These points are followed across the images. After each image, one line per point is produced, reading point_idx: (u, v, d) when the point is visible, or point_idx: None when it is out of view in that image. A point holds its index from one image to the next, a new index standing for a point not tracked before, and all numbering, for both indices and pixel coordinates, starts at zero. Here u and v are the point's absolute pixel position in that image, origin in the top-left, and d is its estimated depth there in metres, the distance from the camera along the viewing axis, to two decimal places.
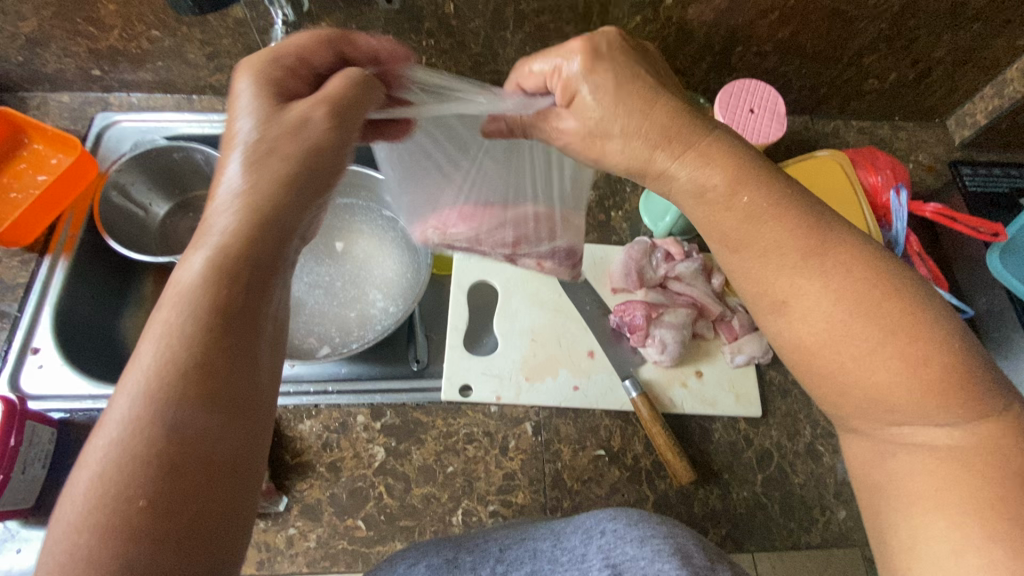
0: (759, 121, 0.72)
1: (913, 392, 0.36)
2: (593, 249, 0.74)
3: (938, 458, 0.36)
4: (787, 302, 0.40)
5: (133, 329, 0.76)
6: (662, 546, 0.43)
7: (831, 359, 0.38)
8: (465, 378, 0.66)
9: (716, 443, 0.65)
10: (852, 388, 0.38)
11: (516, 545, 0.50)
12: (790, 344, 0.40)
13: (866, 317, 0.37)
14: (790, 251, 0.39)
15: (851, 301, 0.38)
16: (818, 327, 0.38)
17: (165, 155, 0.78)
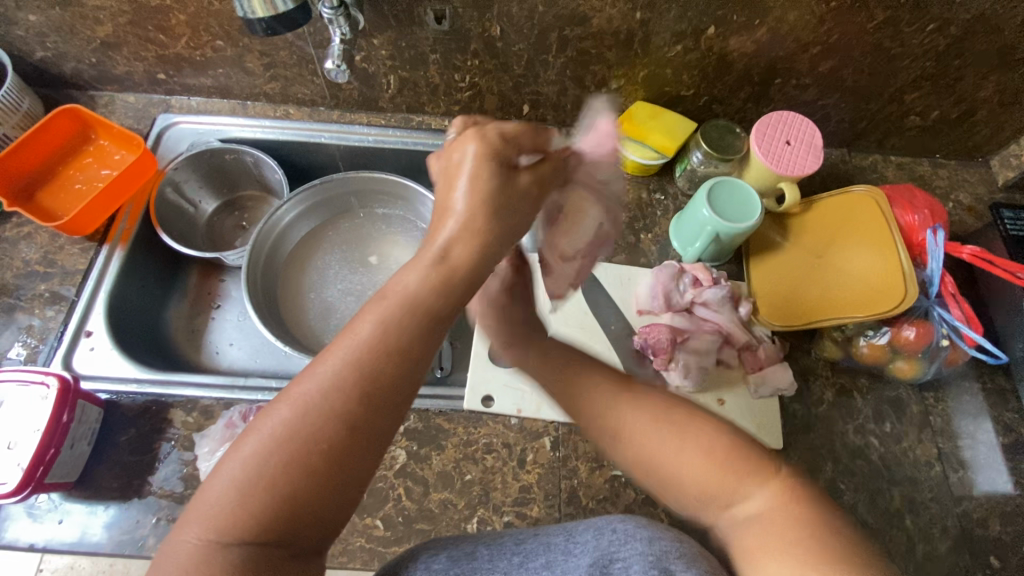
0: (795, 154, 0.73)
1: (758, 530, 0.41)
2: (621, 269, 0.75)
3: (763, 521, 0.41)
4: (618, 432, 0.50)
5: (176, 320, 0.80)
6: (669, 547, 0.43)
7: (661, 465, 0.47)
8: (488, 388, 0.68)
9: None
10: (690, 492, 0.45)
11: (529, 539, 0.50)
12: (633, 464, 0.49)
13: (702, 443, 0.46)
14: (598, 391, 0.53)
15: (655, 420, 0.48)
16: (642, 447, 0.48)
17: (218, 157, 0.82)
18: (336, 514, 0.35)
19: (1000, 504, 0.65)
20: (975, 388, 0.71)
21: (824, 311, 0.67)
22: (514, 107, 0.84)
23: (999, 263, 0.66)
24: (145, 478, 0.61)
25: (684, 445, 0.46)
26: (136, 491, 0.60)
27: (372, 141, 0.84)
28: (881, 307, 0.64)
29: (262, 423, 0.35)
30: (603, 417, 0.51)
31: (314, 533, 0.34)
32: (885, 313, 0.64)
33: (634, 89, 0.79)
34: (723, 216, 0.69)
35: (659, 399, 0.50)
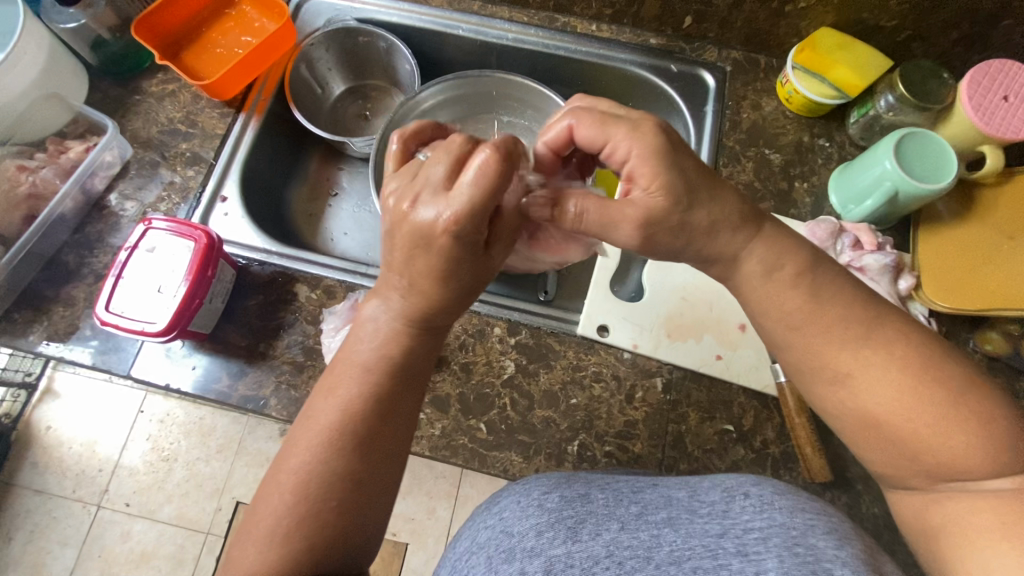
0: (1011, 112, 0.61)
1: (994, 517, 0.38)
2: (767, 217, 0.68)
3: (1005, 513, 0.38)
4: (849, 375, 0.44)
5: (298, 200, 0.81)
6: (815, 522, 0.41)
7: (899, 430, 0.42)
8: (606, 318, 0.65)
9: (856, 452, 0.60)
10: (919, 464, 0.42)
11: (648, 490, 0.49)
12: (850, 414, 0.45)
13: (961, 425, 0.40)
14: (843, 334, 0.44)
15: (897, 397, 0.42)
16: (865, 401, 0.43)
17: (354, 37, 0.79)
18: (395, 461, 0.45)
19: None
20: None
21: (1007, 299, 0.60)
22: (674, 19, 0.75)
23: None
24: (269, 343, 0.63)
25: (929, 422, 0.41)
26: (261, 354, 0.63)
27: (511, 40, 0.79)
28: None
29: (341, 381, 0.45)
30: (837, 360, 0.44)
31: (375, 493, 0.43)
32: None
33: (823, 12, 0.68)
34: (910, 172, 0.60)
35: (909, 356, 0.43)
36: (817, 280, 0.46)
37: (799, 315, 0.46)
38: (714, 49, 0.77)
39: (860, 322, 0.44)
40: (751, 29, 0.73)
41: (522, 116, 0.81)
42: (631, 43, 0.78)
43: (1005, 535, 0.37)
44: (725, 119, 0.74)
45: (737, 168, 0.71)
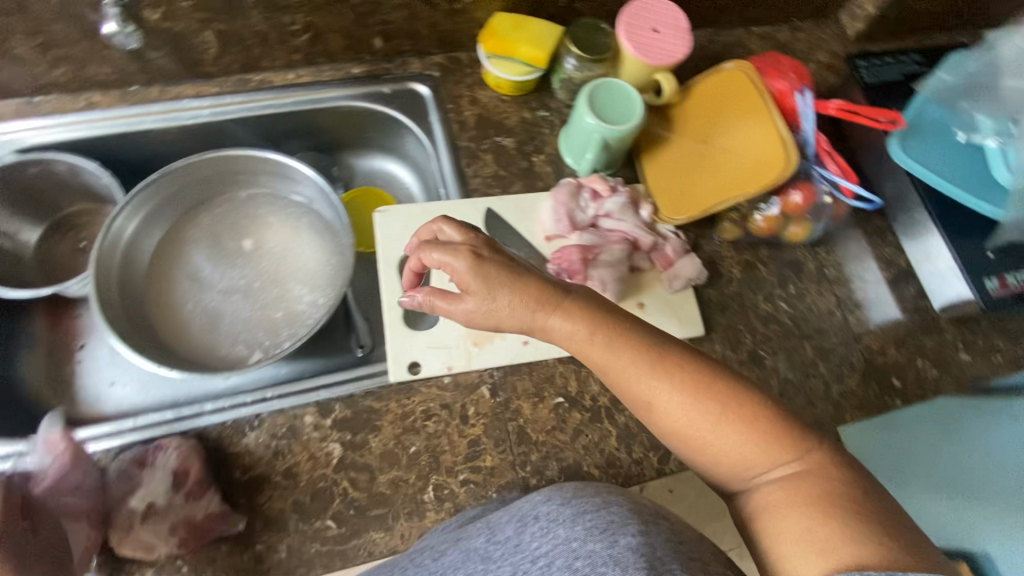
0: (664, 40, 0.70)
1: (782, 495, 0.45)
2: (519, 198, 0.71)
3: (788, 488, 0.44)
4: (652, 404, 0.49)
5: (34, 374, 0.68)
6: (595, 522, 0.42)
7: (700, 437, 0.48)
8: (413, 355, 0.63)
9: None
10: (719, 462, 0.48)
11: (451, 550, 0.49)
12: (662, 428, 0.50)
13: (748, 422, 0.47)
14: (640, 366, 0.49)
15: (690, 408, 0.48)
16: (669, 414, 0.49)
17: (19, 173, 0.67)
18: None
19: (892, 330, 0.73)
20: (858, 235, 0.77)
21: (716, 195, 0.68)
22: (364, 45, 0.75)
23: (863, 111, 0.67)
24: None
25: (718, 427, 0.47)
26: None
27: (209, 115, 0.73)
28: (765, 179, 0.65)
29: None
30: (636, 386, 0.49)
31: None
32: (772, 184, 0.65)
33: (489, 0, 0.72)
34: (607, 120, 0.67)
35: (691, 375, 0.49)
36: (605, 327, 0.50)
37: (598, 357, 0.50)
38: (417, 59, 0.79)
39: (652, 351, 0.49)
40: (438, 32, 0.76)
41: (259, 186, 0.76)
42: (335, 79, 0.77)
43: (793, 505, 0.44)
44: (452, 122, 0.76)
45: (479, 163, 0.74)
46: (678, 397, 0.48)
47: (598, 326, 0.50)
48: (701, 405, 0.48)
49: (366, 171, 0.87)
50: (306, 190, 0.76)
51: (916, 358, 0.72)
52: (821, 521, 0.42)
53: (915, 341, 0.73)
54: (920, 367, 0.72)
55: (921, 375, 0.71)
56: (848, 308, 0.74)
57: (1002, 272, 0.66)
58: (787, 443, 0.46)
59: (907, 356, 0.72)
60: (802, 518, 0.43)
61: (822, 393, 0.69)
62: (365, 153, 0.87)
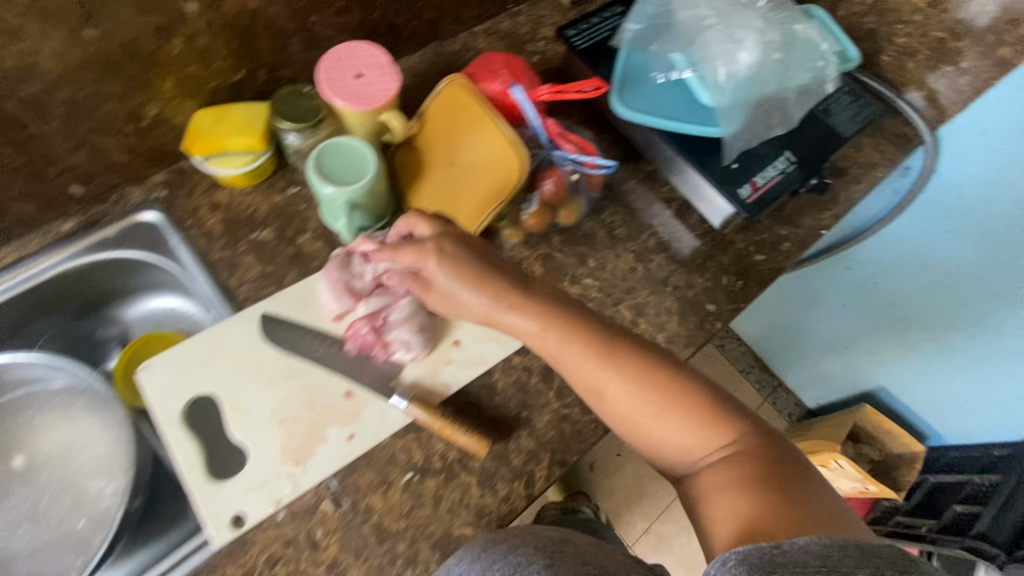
0: (371, 82, 0.68)
1: (720, 475, 0.54)
2: (294, 289, 0.66)
3: (722, 470, 0.54)
4: (602, 391, 0.57)
5: None
6: None
7: (649, 423, 0.57)
8: (233, 507, 0.57)
9: (504, 393, 0.66)
10: (668, 449, 0.58)
11: None
12: (615, 414, 0.58)
13: (694, 406, 0.57)
14: (584, 375, 0.58)
15: (638, 397, 0.57)
16: (615, 405, 0.58)
17: None
18: None
19: (691, 261, 0.78)
20: (630, 187, 0.81)
21: (479, 213, 0.68)
22: (62, 198, 0.67)
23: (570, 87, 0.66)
24: None
25: (663, 417, 0.57)
26: None
27: None
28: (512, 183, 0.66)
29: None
30: (597, 382, 0.58)
31: None
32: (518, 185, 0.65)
33: (179, 104, 0.67)
34: (344, 182, 0.64)
35: (645, 372, 0.57)
36: (555, 326, 0.58)
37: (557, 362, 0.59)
38: (136, 187, 0.71)
39: (622, 356, 0.57)
40: (143, 153, 0.69)
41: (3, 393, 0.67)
42: (45, 245, 0.68)
43: (728, 483, 0.53)
44: (198, 238, 0.70)
45: (242, 269, 0.69)
46: (626, 393, 0.57)
47: (552, 320, 0.57)
48: (641, 406, 0.57)
49: (140, 317, 0.78)
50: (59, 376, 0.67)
51: (721, 277, 0.77)
52: (746, 493, 0.51)
53: (714, 262, 0.78)
54: (727, 283, 0.76)
55: (729, 290, 0.76)
56: (647, 258, 0.77)
57: (750, 177, 0.71)
58: (727, 430, 0.56)
59: (712, 279, 0.77)
60: (733, 496, 0.51)
61: None
62: (130, 301, 0.77)
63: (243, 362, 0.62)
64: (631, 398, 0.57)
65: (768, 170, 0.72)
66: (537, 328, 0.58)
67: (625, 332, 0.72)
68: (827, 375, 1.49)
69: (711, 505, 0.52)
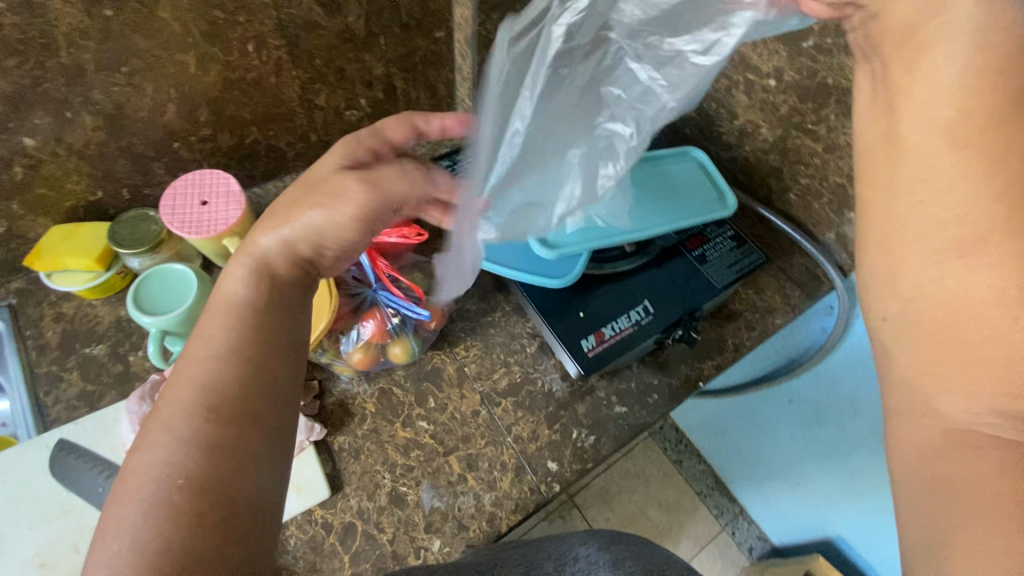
0: (214, 211, 0.69)
1: (1002, 478, 0.33)
2: (100, 417, 0.65)
3: (990, 492, 0.33)
4: (921, 284, 0.38)
5: None
6: None
7: (951, 356, 0.37)
8: None
9: (294, 551, 0.60)
10: (967, 385, 0.36)
11: None
12: (908, 315, 0.39)
13: (1011, 346, 0.34)
14: (960, 229, 0.36)
15: (1000, 285, 0.34)
16: (950, 292, 0.37)
17: None
18: None
19: (543, 408, 0.71)
20: (494, 320, 0.78)
21: None
22: None
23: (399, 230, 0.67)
24: None
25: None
26: None
27: None
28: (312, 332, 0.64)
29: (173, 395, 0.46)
30: (950, 253, 0.36)
31: None
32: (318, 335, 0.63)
33: (31, 220, 0.70)
34: (157, 311, 0.64)
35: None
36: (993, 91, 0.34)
37: (898, 210, 0.39)
38: None
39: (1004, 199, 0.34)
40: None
41: None
42: None
43: (995, 515, 0.32)
44: (31, 348, 0.70)
45: (61, 386, 0.68)
46: (967, 282, 0.36)
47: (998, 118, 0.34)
48: (979, 308, 0.35)
49: None
50: None
51: (573, 430, 0.70)
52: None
53: (569, 411, 0.71)
54: (577, 438, 0.69)
55: (579, 447, 0.69)
56: (494, 402, 0.72)
57: (598, 327, 0.67)
58: None
59: (562, 432, 0.70)
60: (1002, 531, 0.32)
61: (474, 508, 0.64)
62: None
63: (26, 494, 0.61)
64: (977, 274, 0.35)
65: (618, 322, 0.68)
66: (940, 103, 0.36)
67: (449, 487, 0.65)
68: (785, 512, 1.36)
69: (964, 538, 0.33)
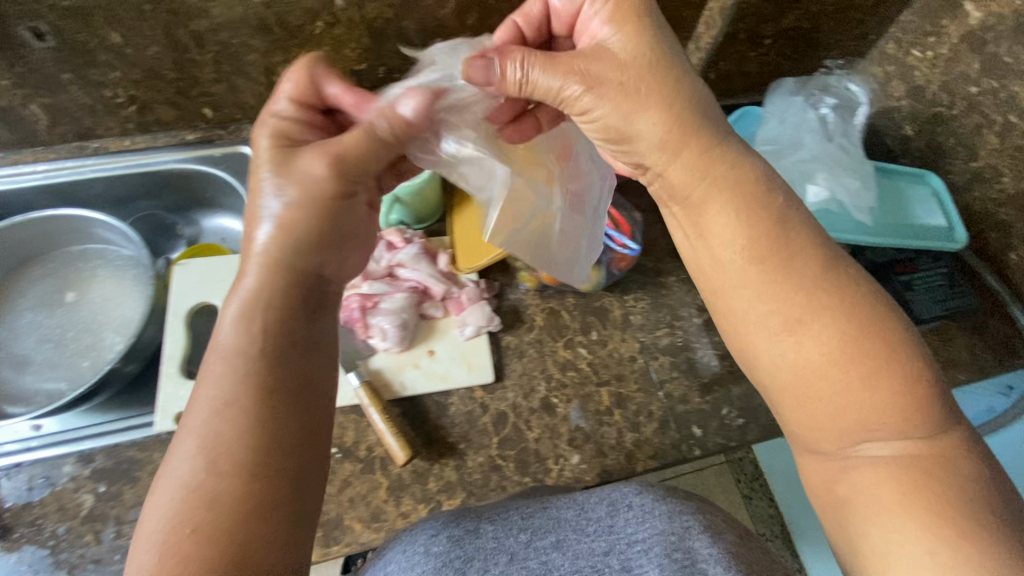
0: None
1: (893, 484, 0.43)
2: None
3: (903, 500, 0.42)
4: (798, 323, 0.45)
5: None
6: (688, 521, 0.52)
7: (824, 389, 0.45)
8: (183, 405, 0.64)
9: (452, 416, 0.67)
10: (838, 421, 0.45)
11: (538, 514, 0.56)
12: (784, 370, 0.46)
13: (860, 397, 0.44)
14: (782, 307, 0.46)
15: (830, 354, 0.44)
16: (798, 365, 0.46)
17: None
18: None
19: (698, 377, 0.72)
20: (669, 282, 0.79)
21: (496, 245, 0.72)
22: (194, 114, 0.81)
23: None
24: None
25: (874, 387, 0.44)
26: None
27: (43, 178, 0.79)
28: None
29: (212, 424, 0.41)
30: (785, 312, 0.46)
31: None
32: None
33: None
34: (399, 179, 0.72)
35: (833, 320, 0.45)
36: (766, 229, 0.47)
37: (701, 220, 0.49)
38: (251, 125, 0.85)
39: (765, 272, 0.46)
40: (266, 102, 0.82)
41: (88, 242, 0.80)
42: (169, 144, 0.83)
43: (902, 515, 0.41)
44: None
45: None
46: (819, 358, 0.45)
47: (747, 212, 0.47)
48: (821, 375, 0.45)
49: (210, 228, 0.91)
50: (123, 245, 0.79)
51: (722, 407, 0.70)
52: (943, 537, 0.40)
53: (722, 389, 0.72)
54: (725, 416, 0.70)
55: (724, 423, 0.69)
56: (652, 355, 0.73)
57: None
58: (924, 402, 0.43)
59: (711, 405, 0.71)
60: (906, 525, 0.41)
61: (614, 441, 0.67)
62: (212, 211, 0.91)
63: None
64: (818, 342, 0.45)
65: None
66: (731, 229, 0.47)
67: (595, 416, 0.68)
68: None
69: (887, 540, 0.41)
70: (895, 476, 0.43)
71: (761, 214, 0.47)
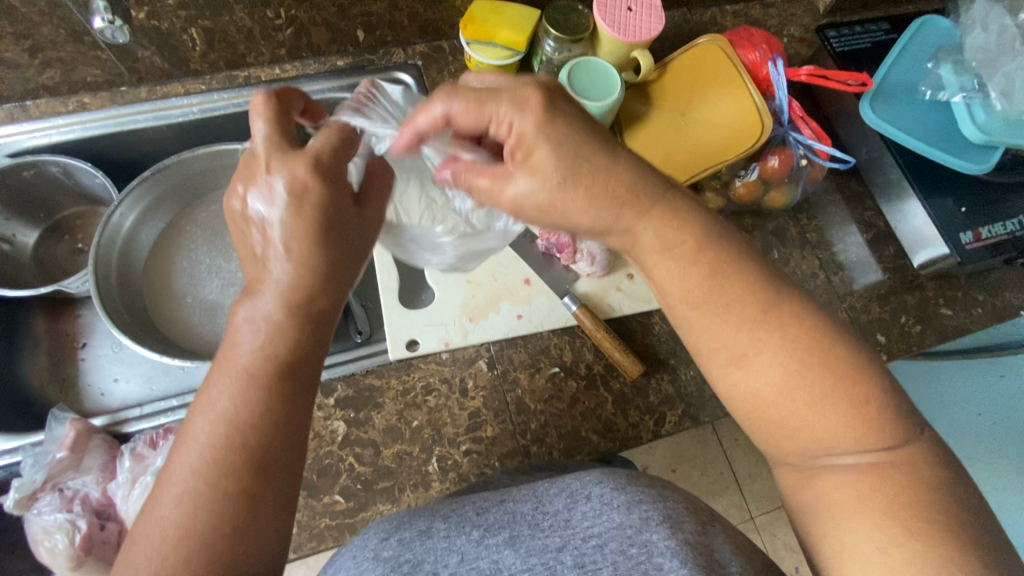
0: (638, 18, 0.70)
1: (853, 493, 0.39)
2: None
3: (857, 509, 0.39)
4: (743, 356, 0.42)
5: (38, 373, 0.70)
6: (650, 512, 0.43)
7: (780, 410, 0.41)
8: (410, 333, 0.66)
9: (658, 334, 0.70)
10: (802, 440, 0.41)
11: (494, 508, 0.47)
12: (739, 395, 0.43)
13: (819, 412, 0.40)
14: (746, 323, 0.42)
15: (789, 373, 0.41)
16: (761, 388, 0.42)
17: (14, 176, 0.69)
18: None
19: (877, 289, 0.75)
20: (837, 200, 0.80)
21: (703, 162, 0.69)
22: (347, 36, 0.76)
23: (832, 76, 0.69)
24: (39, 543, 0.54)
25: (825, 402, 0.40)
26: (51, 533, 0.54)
27: (198, 113, 0.74)
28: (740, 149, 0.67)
29: (210, 387, 0.38)
30: (746, 330, 0.42)
31: None
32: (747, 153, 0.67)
33: None
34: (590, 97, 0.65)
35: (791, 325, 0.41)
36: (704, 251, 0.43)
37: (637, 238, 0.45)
38: (400, 50, 0.80)
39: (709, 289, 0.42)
40: (419, 22, 0.77)
41: None
42: (321, 72, 0.78)
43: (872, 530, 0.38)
44: None
45: None
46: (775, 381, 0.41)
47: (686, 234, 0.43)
48: (788, 394, 0.41)
49: None
50: None
51: (901, 316, 0.74)
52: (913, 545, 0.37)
53: (898, 298, 0.75)
54: (905, 324, 0.74)
55: (906, 331, 0.74)
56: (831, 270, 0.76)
57: (975, 226, 0.70)
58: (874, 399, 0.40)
59: (891, 313, 0.74)
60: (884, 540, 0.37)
61: None
62: None
63: None
64: (769, 361, 0.41)
65: (996, 226, 0.70)
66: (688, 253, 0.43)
67: None
68: None
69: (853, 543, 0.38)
70: (865, 486, 0.39)
71: (713, 240, 0.43)
